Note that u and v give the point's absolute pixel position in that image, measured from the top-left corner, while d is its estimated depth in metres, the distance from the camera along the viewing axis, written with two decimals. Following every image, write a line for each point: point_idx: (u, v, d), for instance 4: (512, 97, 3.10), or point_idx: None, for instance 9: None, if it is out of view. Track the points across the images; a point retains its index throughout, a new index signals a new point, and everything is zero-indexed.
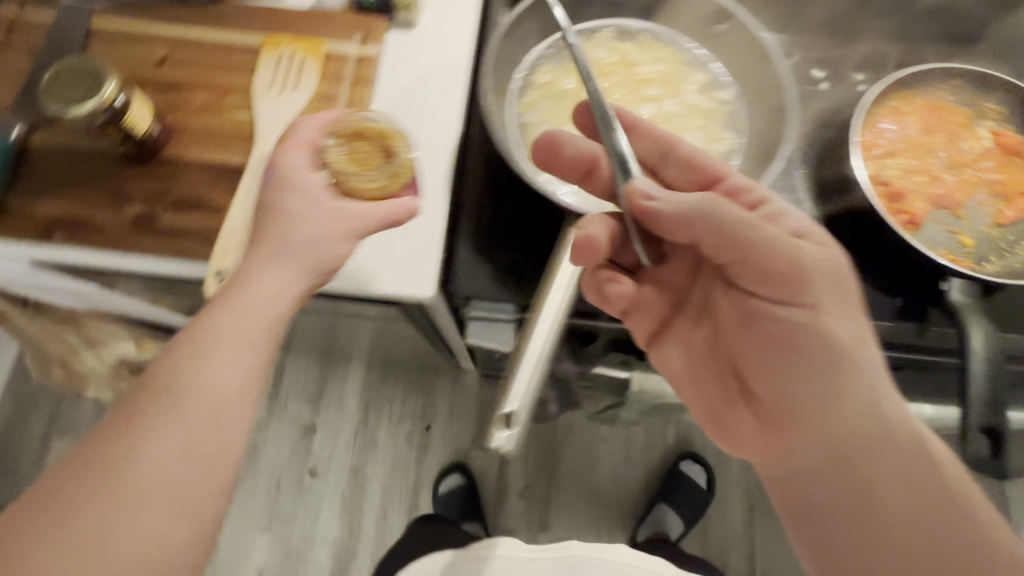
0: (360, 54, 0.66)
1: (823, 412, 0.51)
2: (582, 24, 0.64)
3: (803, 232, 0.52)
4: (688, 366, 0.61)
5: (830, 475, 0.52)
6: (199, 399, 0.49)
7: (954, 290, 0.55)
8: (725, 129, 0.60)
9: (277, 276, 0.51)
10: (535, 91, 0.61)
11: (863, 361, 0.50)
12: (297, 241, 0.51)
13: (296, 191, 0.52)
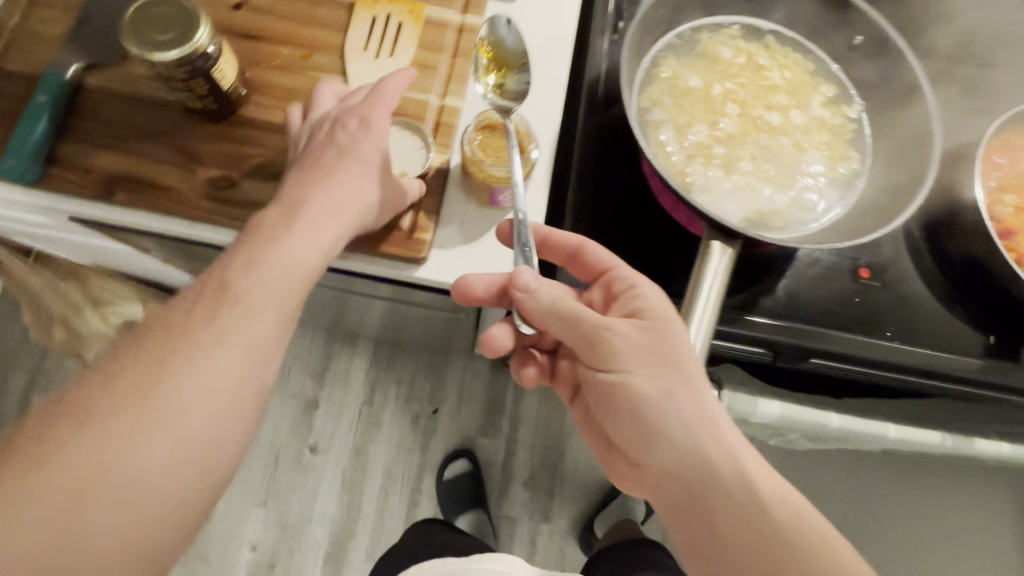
0: (462, 24, 0.61)
1: (661, 462, 0.46)
2: (707, 18, 0.59)
3: (643, 306, 0.48)
4: (588, 422, 0.60)
5: (677, 524, 0.46)
6: (190, 373, 0.39)
7: None
8: (851, 147, 0.57)
9: (332, 219, 0.48)
10: (657, 85, 0.56)
11: (682, 411, 0.45)
12: (341, 192, 0.49)
13: (359, 137, 0.50)
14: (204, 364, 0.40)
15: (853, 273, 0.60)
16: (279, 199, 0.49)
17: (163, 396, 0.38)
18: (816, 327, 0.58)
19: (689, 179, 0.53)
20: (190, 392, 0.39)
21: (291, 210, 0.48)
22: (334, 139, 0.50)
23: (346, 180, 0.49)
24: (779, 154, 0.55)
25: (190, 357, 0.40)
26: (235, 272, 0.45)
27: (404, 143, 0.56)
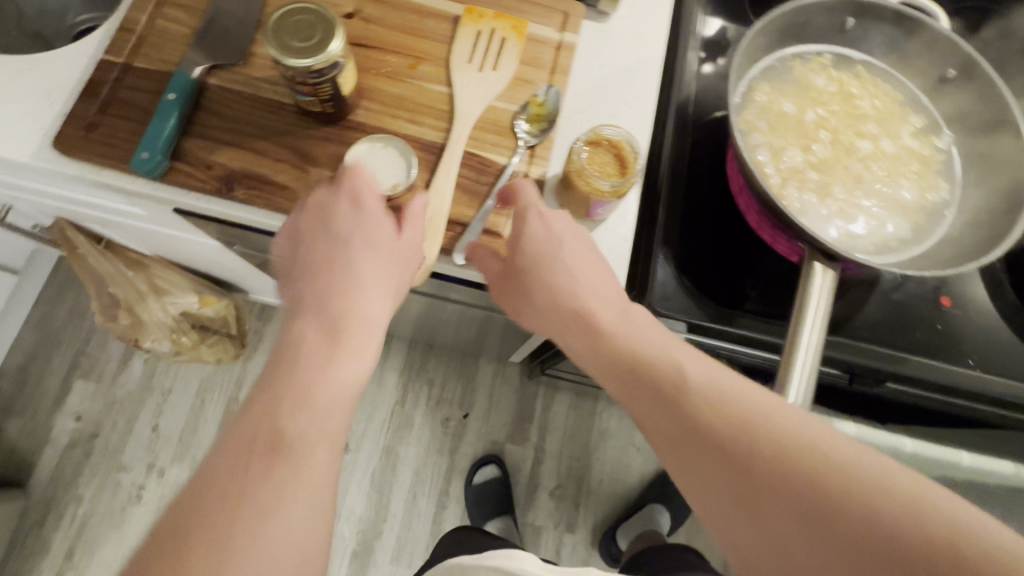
0: (560, 41, 0.63)
1: (682, 427, 0.43)
2: (800, 47, 0.61)
3: (524, 234, 0.53)
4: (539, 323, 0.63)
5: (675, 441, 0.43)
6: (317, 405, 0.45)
7: None
8: (940, 178, 0.58)
9: (379, 286, 0.51)
10: (753, 110, 0.58)
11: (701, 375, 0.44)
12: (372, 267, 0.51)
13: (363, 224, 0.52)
14: (330, 381, 0.46)
15: (935, 300, 0.61)
16: (320, 304, 0.50)
17: (298, 411, 0.45)
18: (901, 352, 0.59)
19: (786, 202, 0.55)
20: (318, 402, 0.45)
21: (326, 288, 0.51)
22: (337, 235, 0.51)
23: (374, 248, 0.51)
24: (870, 181, 0.57)
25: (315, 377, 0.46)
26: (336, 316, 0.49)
27: (386, 156, 0.56)
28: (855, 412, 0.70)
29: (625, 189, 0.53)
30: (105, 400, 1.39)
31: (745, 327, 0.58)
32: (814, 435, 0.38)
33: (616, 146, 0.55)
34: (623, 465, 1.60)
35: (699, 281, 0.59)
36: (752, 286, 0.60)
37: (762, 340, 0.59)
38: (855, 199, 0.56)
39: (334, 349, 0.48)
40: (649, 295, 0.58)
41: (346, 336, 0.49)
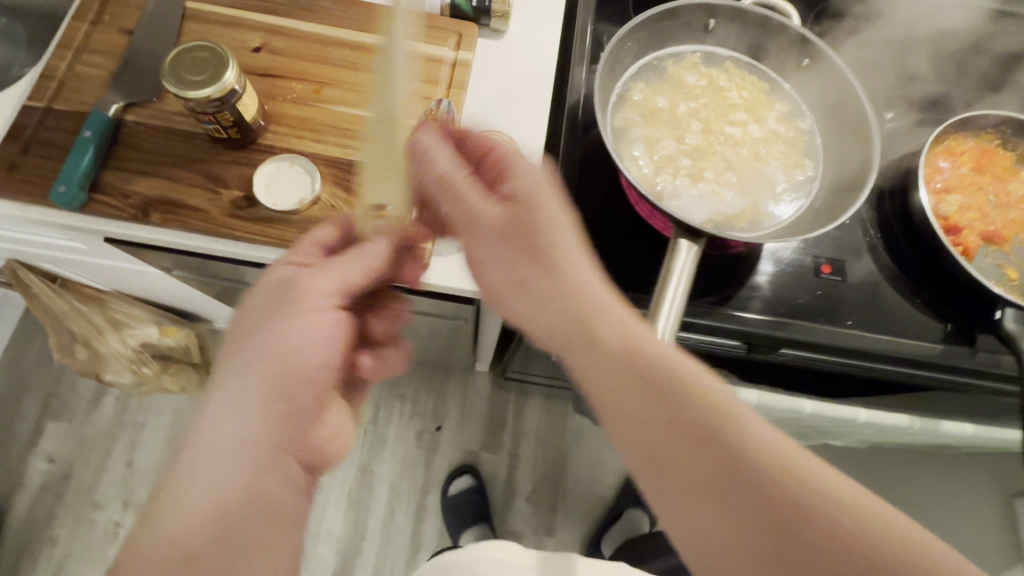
0: (455, 59, 0.69)
1: (661, 420, 0.40)
2: (671, 48, 0.67)
3: (521, 173, 0.51)
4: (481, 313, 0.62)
5: (652, 473, 0.40)
6: (220, 465, 0.47)
7: (1012, 320, 0.61)
8: (805, 156, 0.63)
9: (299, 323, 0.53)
10: (629, 108, 0.63)
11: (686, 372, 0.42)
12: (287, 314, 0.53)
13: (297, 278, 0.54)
14: (226, 435, 0.48)
15: (817, 269, 0.65)
16: (263, 342, 0.51)
17: (202, 481, 0.46)
18: (785, 317, 0.63)
19: (660, 188, 0.60)
20: (222, 469, 0.47)
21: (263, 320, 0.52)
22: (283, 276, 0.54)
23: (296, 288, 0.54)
24: (740, 163, 0.62)
25: (218, 435, 0.48)
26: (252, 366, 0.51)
27: (292, 176, 0.61)
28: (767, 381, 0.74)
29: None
30: (77, 440, 1.41)
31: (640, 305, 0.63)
32: (786, 463, 0.38)
33: None
34: (597, 466, 1.62)
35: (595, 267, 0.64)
36: (647, 268, 0.64)
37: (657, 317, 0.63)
38: (725, 181, 0.61)
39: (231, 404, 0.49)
40: None
41: (240, 389, 0.50)
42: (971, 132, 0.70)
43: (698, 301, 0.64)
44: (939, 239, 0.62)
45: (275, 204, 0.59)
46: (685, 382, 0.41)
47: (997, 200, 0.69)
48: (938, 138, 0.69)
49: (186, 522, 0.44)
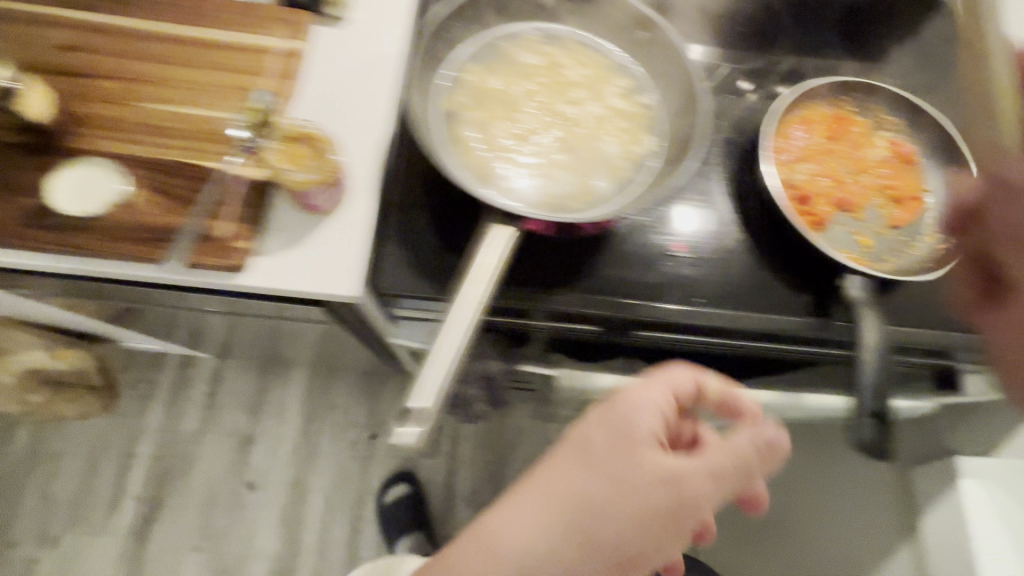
0: (284, 48, 0.65)
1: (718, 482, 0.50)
2: (508, 27, 0.64)
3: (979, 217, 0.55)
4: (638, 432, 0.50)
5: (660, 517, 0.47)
6: (506, 547, 0.46)
7: (853, 286, 0.58)
8: (645, 132, 0.61)
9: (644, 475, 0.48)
10: (460, 90, 0.60)
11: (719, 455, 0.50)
12: (637, 428, 0.50)
13: (640, 413, 0.50)
14: (514, 536, 0.46)
15: (667, 248, 0.64)
16: (631, 439, 0.49)
17: (497, 549, 0.46)
18: (631, 299, 0.61)
19: (488, 173, 0.57)
20: (516, 550, 0.46)
21: (616, 427, 0.50)
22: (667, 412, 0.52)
23: (639, 461, 0.48)
24: (575, 143, 0.59)
25: (520, 519, 0.46)
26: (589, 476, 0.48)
27: (94, 177, 0.56)
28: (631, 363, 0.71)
29: (333, 169, 0.58)
30: None
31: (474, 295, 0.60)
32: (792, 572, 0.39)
33: (310, 133, 0.59)
34: None
35: (438, 255, 0.58)
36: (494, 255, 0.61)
37: (502, 306, 0.60)
38: (558, 162, 0.58)
39: (531, 497, 0.47)
40: (381, 276, 0.57)
41: (578, 480, 0.48)
42: (818, 102, 0.70)
43: (541, 288, 0.62)
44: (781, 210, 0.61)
45: (74, 208, 0.55)
46: (692, 491, 0.48)
47: (853, 166, 0.68)
48: (790, 107, 0.68)
49: None
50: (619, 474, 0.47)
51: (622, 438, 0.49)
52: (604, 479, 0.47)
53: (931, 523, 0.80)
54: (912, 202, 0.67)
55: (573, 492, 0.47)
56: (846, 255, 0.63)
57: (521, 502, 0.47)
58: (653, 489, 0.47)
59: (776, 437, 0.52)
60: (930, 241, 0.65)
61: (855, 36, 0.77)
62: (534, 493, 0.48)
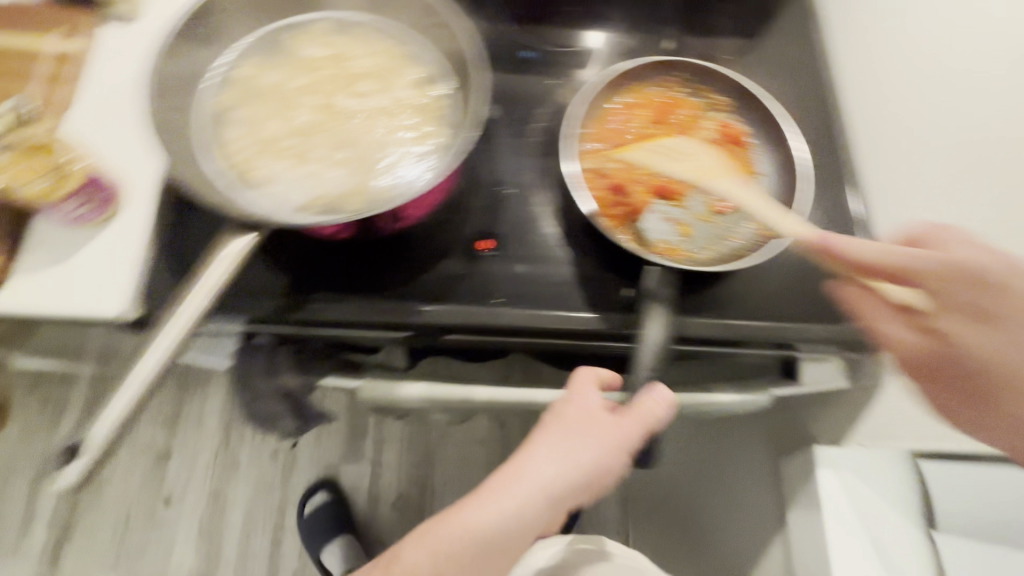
0: (64, 54, 0.63)
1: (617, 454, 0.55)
2: (294, 19, 0.60)
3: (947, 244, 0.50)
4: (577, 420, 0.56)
5: (580, 484, 0.55)
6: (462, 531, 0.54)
7: (652, 277, 0.56)
8: (435, 125, 0.57)
9: (549, 468, 0.55)
10: (233, 89, 0.57)
11: (630, 427, 0.54)
12: (570, 420, 0.56)
13: (569, 416, 0.56)
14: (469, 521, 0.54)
15: (471, 245, 0.61)
16: (546, 440, 0.56)
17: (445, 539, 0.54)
18: (425, 302, 0.58)
19: (252, 175, 0.53)
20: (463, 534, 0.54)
21: (550, 421, 0.57)
22: (576, 416, 0.56)
23: (586, 438, 0.55)
24: (354, 140, 0.56)
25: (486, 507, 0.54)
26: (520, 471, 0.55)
27: None
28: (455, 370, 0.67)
29: (92, 176, 0.56)
30: None
31: (250, 309, 0.57)
32: None
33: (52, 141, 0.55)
34: (466, 467, 1.54)
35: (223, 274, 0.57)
36: (291, 266, 0.60)
37: (284, 317, 0.57)
38: (334, 162, 0.55)
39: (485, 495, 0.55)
40: (153, 295, 0.55)
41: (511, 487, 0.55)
42: (641, 89, 0.68)
43: (331, 295, 0.58)
44: (578, 199, 0.58)
45: None
46: (608, 456, 0.55)
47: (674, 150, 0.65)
48: (609, 91, 0.66)
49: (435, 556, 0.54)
50: (583, 459, 0.55)
51: (541, 433, 0.57)
52: (568, 462, 0.55)
53: (796, 515, 0.78)
54: (739, 184, 0.63)
55: (542, 481, 0.54)
56: (659, 245, 0.60)
57: (509, 486, 0.55)
58: (563, 475, 0.54)
59: (657, 390, 0.54)
60: (753, 226, 0.62)
61: (686, 26, 0.78)
62: (524, 483, 0.54)
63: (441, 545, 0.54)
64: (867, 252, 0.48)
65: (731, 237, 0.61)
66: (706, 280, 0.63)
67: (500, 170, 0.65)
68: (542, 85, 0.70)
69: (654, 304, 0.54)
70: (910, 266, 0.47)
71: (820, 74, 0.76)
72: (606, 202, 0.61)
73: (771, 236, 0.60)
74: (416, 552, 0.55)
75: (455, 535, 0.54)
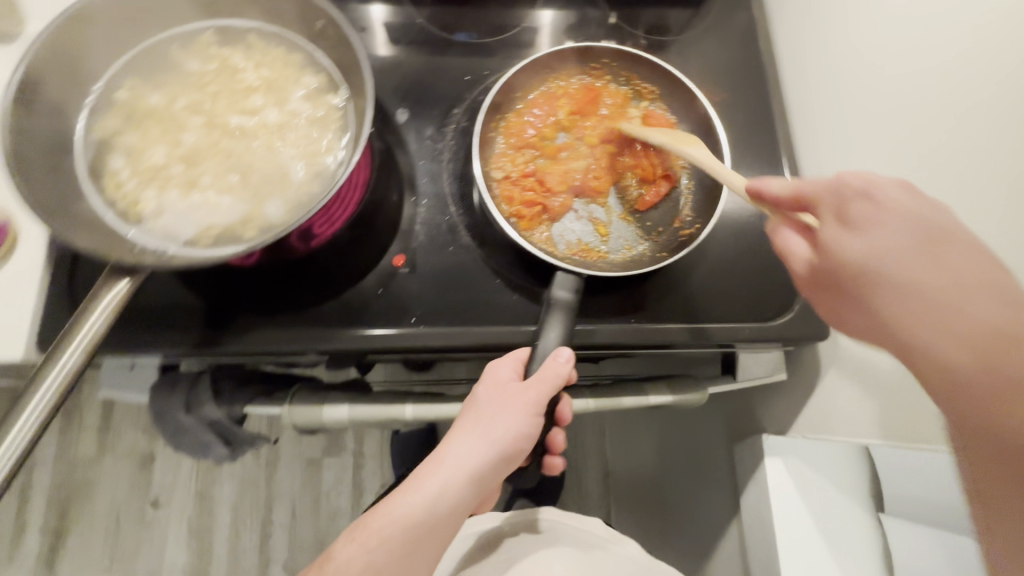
0: None
1: (530, 425, 0.53)
2: (175, 30, 0.56)
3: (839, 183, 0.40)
4: (491, 394, 0.53)
5: (498, 461, 0.52)
6: (390, 518, 0.51)
7: (560, 286, 0.54)
8: (333, 138, 0.54)
9: (468, 448, 0.52)
10: (113, 113, 0.53)
11: (538, 397, 0.51)
12: (484, 399, 0.53)
13: (483, 393, 0.54)
14: (396, 510, 0.51)
15: (388, 263, 0.59)
16: (466, 418, 0.54)
17: (376, 527, 0.51)
18: (338, 327, 0.56)
19: (139, 208, 0.50)
20: (391, 522, 0.51)
21: (467, 403, 0.55)
22: (492, 389, 0.53)
23: (499, 411, 0.52)
24: (247, 161, 0.53)
25: (410, 490, 0.52)
26: (442, 450, 0.53)
27: None
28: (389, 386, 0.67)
29: None
30: None
31: (159, 345, 0.55)
32: None
33: None
34: None
35: (130, 308, 0.56)
36: (196, 291, 0.57)
37: (191, 354, 0.55)
38: (227, 186, 0.52)
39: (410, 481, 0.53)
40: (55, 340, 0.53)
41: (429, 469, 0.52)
42: (565, 78, 0.65)
43: (242, 325, 0.56)
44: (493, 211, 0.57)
45: None
46: (521, 428, 0.52)
47: (596, 144, 0.63)
48: (530, 81, 0.64)
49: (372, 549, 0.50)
50: (496, 434, 0.52)
51: (463, 413, 0.54)
52: (483, 442, 0.52)
53: (747, 499, 0.78)
54: (661, 179, 0.63)
55: (465, 461, 0.52)
56: (577, 247, 0.60)
57: (431, 474, 0.52)
58: (483, 450, 0.52)
59: (560, 352, 0.52)
60: (673, 224, 0.62)
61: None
62: (443, 468, 0.52)
63: (369, 539, 0.51)
64: (780, 186, 0.44)
65: (650, 234, 0.62)
66: (632, 278, 0.61)
67: (416, 179, 0.62)
68: (461, 79, 0.66)
69: (557, 310, 0.53)
70: (818, 196, 0.41)
71: (758, 48, 0.72)
72: (523, 202, 0.60)
73: (691, 234, 0.61)
74: (344, 550, 0.51)
75: (379, 527, 0.51)
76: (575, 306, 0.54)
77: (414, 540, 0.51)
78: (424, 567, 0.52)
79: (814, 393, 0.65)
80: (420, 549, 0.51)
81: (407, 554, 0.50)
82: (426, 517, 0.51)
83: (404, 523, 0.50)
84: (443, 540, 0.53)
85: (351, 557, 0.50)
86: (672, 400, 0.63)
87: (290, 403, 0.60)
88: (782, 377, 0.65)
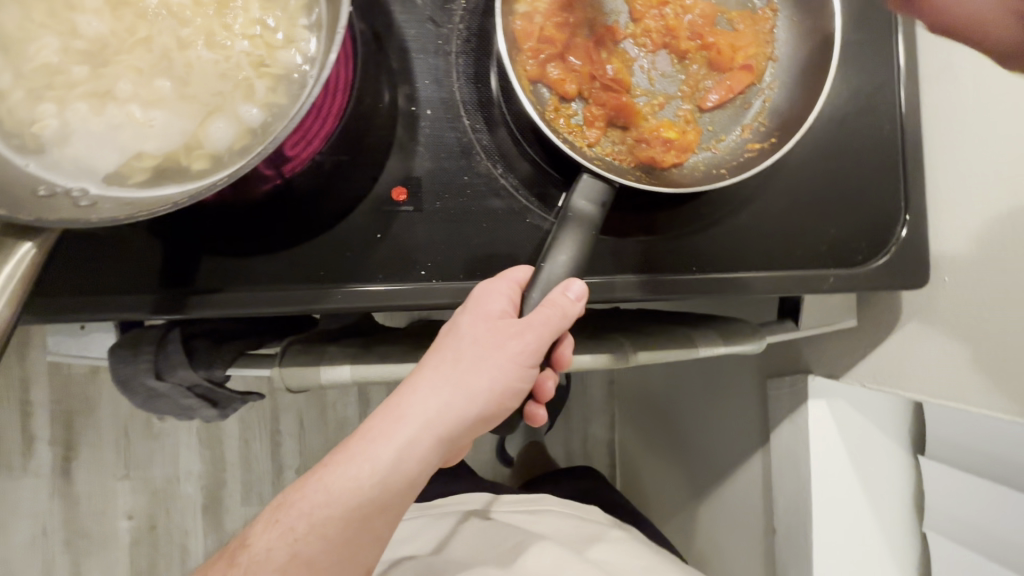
0: None
1: (523, 372, 0.37)
2: None
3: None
4: (474, 330, 0.37)
5: (476, 419, 0.37)
6: (324, 496, 0.35)
7: (580, 193, 0.40)
8: (302, 22, 0.39)
9: (439, 401, 0.36)
10: None
11: (538, 334, 0.36)
12: (465, 340, 0.37)
13: (463, 328, 0.38)
14: (330, 483, 0.35)
15: (383, 196, 0.46)
16: (434, 357, 0.37)
17: (306, 508, 0.35)
18: (329, 280, 0.45)
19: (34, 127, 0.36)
20: (325, 498, 0.35)
21: (437, 339, 0.39)
22: (476, 323, 0.37)
23: (483, 353, 0.37)
24: (181, 60, 0.38)
25: (351, 457, 0.36)
26: (395, 402, 0.37)
27: None
28: (392, 336, 0.57)
29: None
30: None
31: (110, 310, 0.44)
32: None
33: None
34: None
35: (61, 261, 0.44)
36: (148, 233, 0.45)
37: (150, 317, 0.44)
38: (158, 95, 0.37)
39: (351, 446, 0.36)
40: None
41: (380, 431, 0.36)
42: None
43: (209, 282, 0.45)
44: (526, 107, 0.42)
45: None
46: (508, 376, 0.37)
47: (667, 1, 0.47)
48: None
49: (299, 537, 0.35)
50: (477, 384, 0.36)
51: (431, 353, 0.38)
52: (458, 393, 0.36)
53: (777, 439, 0.72)
54: (738, 72, 0.47)
55: (432, 420, 0.36)
56: (622, 144, 0.46)
57: (392, 431, 0.36)
58: (459, 405, 0.36)
59: (570, 284, 0.37)
60: (740, 134, 0.48)
61: None
62: (403, 426, 0.36)
63: (299, 520, 0.35)
64: None
65: (716, 145, 0.48)
66: (686, 205, 0.48)
67: (415, 80, 0.46)
68: None
69: (571, 222, 0.39)
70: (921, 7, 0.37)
71: None
72: (553, 76, 0.45)
73: (762, 150, 0.47)
74: (264, 537, 0.35)
75: (312, 507, 0.35)
76: (599, 223, 0.40)
77: (353, 526, 0.35)
78: (370, 560, 0.37)
79: (886, 341, 0.57)
80: (363, 539, 0.36)
81: (345, 543, 0.35)
82: (372, 499, 0.35)
83: (342, 503, 0.35)
84: (391, 525, 0.37)
85: (272, 547, 0.35)
86: (725, 353, 0.54)
87: (280, 362, 0.50)
88: (848, 321, 0.57)
